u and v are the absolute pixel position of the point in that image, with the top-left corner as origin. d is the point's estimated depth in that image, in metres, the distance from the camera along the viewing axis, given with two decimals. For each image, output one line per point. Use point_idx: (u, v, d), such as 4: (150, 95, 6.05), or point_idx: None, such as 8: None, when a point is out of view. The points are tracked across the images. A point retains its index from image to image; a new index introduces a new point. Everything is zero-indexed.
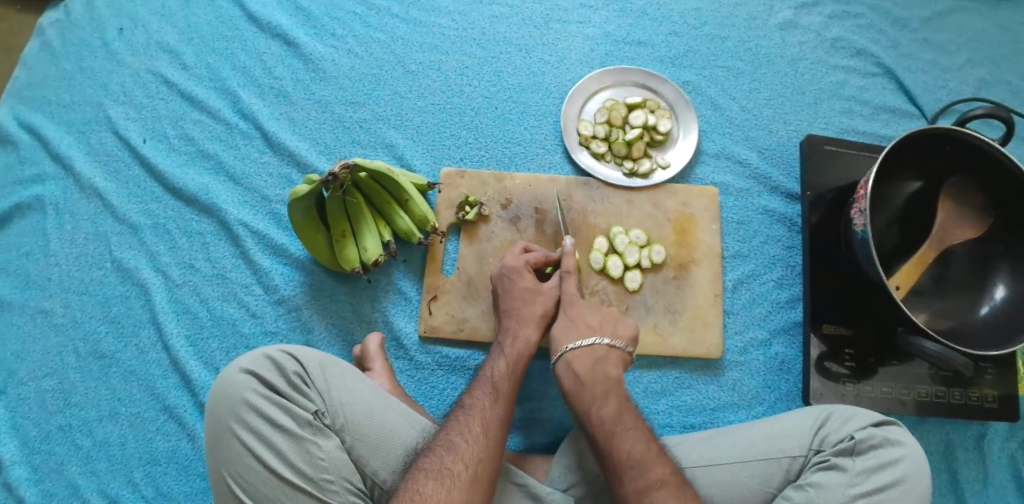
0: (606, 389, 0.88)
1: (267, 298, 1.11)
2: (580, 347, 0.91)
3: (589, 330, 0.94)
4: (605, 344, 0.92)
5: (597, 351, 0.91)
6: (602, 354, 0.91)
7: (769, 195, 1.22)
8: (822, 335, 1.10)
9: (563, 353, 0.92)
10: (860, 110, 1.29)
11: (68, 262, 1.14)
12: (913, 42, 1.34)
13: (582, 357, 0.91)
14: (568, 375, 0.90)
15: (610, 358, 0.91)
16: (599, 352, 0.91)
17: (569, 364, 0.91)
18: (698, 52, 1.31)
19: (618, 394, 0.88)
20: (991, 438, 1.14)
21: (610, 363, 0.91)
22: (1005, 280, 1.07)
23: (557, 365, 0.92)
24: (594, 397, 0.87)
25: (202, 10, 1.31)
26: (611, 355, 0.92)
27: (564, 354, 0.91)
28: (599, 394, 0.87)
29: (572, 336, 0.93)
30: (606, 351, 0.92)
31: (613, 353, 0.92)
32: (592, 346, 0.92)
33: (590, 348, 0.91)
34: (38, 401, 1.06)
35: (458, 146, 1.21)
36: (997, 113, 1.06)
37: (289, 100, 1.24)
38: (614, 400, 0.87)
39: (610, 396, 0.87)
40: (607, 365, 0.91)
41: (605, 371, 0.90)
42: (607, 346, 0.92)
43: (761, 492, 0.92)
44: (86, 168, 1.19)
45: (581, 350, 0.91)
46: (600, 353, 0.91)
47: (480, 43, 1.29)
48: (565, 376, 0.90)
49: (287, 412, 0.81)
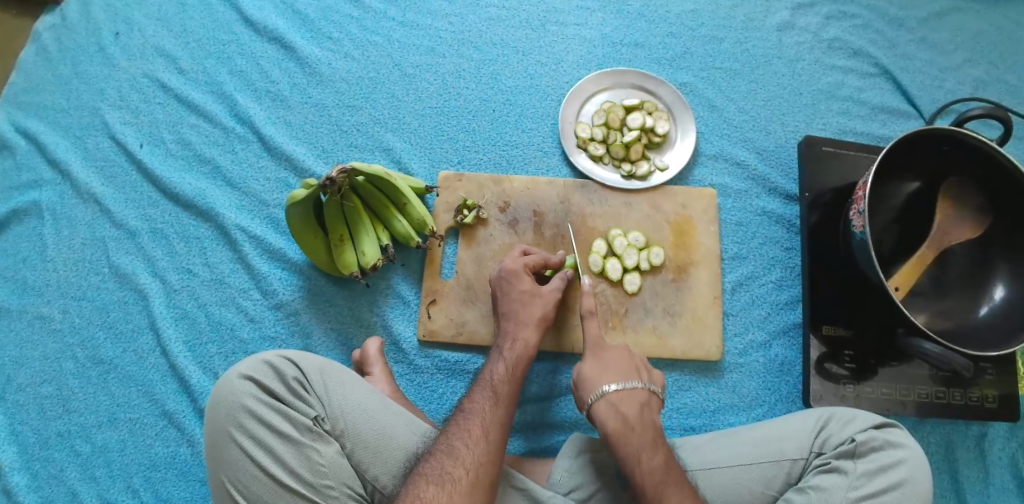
0: (654, 437, 0.86)
1: (266, 303, 1.11)
2: (625, 391, 0.89)
3: (629, 374, 0.92)
4: (647, 388, 0.91)
5: (639, 397, 0.89)
6: (644, 399, 0.90)
7: (768, 196, 1.22)
8: (822, 336, 1.09)
9: (606, 394, 0.89)
10: (858, 110, 1.29)
11: (65, 267, 1.14)
12: (911, 42, 1.34)
13: (626, 401, 0.89)
14: (612, 419, 0.88)
15: (652, 405, 0.90)
16: (642, 397, 0.90)
17: (614, 405, 0.88)
18: (695, 54, 1.31)
19: (663, 444, 0.86)
20: (992, 438, 1.14)
21: (652, 410, 0.90)
22: (1004, 281, 1.07)
23: (599, 405, 0.89)
24: (643, 445, 0.85)
25: (199, 13, 1.30)
26: (653, 399, 0.91)
27: (606, 395, 0.89)
28: (647, 443, 0.85)
29: (612, 379, 0.91)
30: (647, 396, 0.91)
31: (653, 398, 0.91)
32: (635, 390, 0.90)
33: (632, 392, 0.90)
34: (36, 408, 1.06)
35: (456, 149, 1.21)
36: (996, 112, 1.06)
37: (286, 104, 1.24)
38: (662, 452, 0.85)
39: (658, 446, 0.85)
40: (650, 412, 0.89)
41: (650, 417, 0.89)
42: (649, 392, 0.91)
43: (762, 495, 0.92)
44: (83, 173, 1.19)
45: (626, 394, 0.89)
46: (642, 399, 0.90)
47: (477, 45, 1.28)
48: (608, 417, 0.88)
49: (287, 418, 0.80)
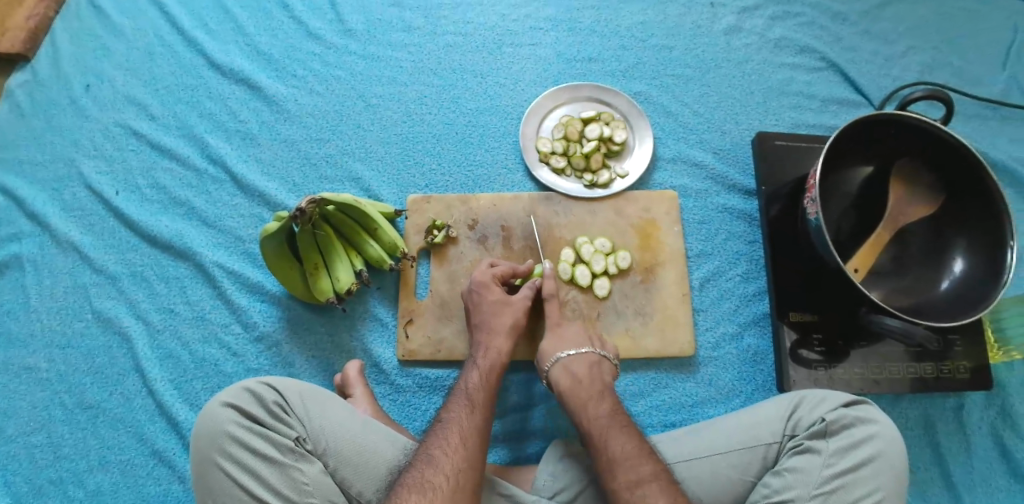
0: (601, 391, 0.95)
1: (247, 335, 1.14)
2: (576, 355, 0.99)
3: (582, 342, 1.02)
4: (598, 353, 1.01)
5: (590, 358, 0.99)
6: (594, 361, 0.99)
7: (727, 194, 1.26)
8: (790, 323, 1.13)
9: (559, 359, 0.99)
10: (809, 104, 1.34)
11: (49, 317, 1.16)
12: (855, 34, 1.40)
13: (577, 362, 0.98)
14: (564, 377, 0.97)
15: (603, 367, 0.99)
16: (593, 359, 0.99)
17: (566, 368, 0.98)
18: (648, 63, 1.36)
19: (611, 396, 0.94)
20: (969, 408, 1.16)
21: (603, 371, 0.99)
22: (962, 254, 1.10)
23: (553, 369, 0.99)
24: (589, 394, 0.94)
25: (166, 61, 1.35)
26: (604, 362, 1.00)
27: (559, 360, 0.99)
28: (594, 395, 0.94)
29: (566, 346, 1.01)
30: (599, 359, 1.00)
31: (605, 361, 1.00)
32: (585, 353, 1.00)
33: (583, 356, 0.99)
34: (27, 458, 1.08)
35: (423, 173, 1.25)
36: (936, 94, 1.11)
37: (256, 142, 1.28)
38: (609, 400, 0.93)
39: (605, 396, 0.94)
40: (600, 372, 0.98)
41: (600, 375, 0.97)
42: (601, 356, 1.01)
43: (741, 482, 0.94)
44: (62, 224, 1.22)
45: (577, 357, 0.99)
46: (594, 359, 0.99)
47: (437, 72, 1.33)
48: (561, 377, 0.97)
49: (269, 441, 0.82)
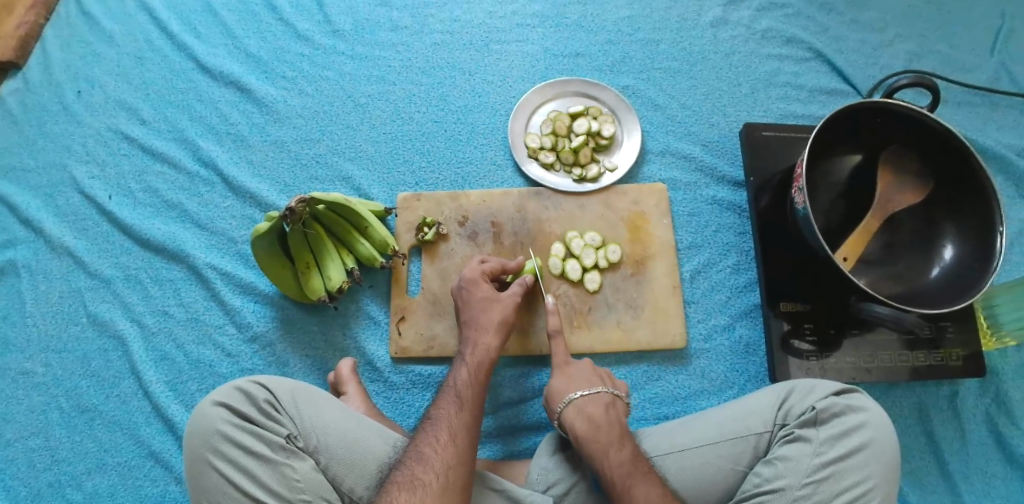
0: (620, 434, 0.91)
1: (241, 336, 1.14)
2: (589, 396, 0.95)
3: (594, 381, 0.98)
4: (611, 392, 0.97)
5: (604, 398, 0.95)
6: (609, 401, 0.95)
7: (717, 185, 1.27)
8: (781, 314, 1.13)
9: (573, 400, 0.95)
10: (797, 94, 1.34)
11: (44, 321, 1.17)
12: (842, 24, 1.40)
13: (592, 403, 0.94)
14: (579, 420, 0.93)
15: (617, 407, 0.96)
16: (607, 400, 0.96)
17: (580, 409, 0.94)
18: (635, 57, 1.36)
19: (630, 440, 0.91)
20: (963, 395, 1.16)
21: (618, 412, 0.95)
22: (953, 241, 1.10)
23: (567, 410, 0.95)
24: (610, 440, 0.89)
25: (156, 65, 1.36)
26: (618, 402, 0.97)
27: (573, 401, 0.95)
28: (615, 439, 0.90)
29: (580, 387, 0.97)
30: (612, 400, 0.96)
31: (618, 401, 0.97)
32: (600, 394, 0.96)
33: (597, 396, 0.96)
34: (25, 461, 1.09)
35: (412, 172, 1.26)
36: (921, 81, 1.11)
37: (246, 144, 1.29)
38: (629, 446, 0.90)
39: (625, 441, 0.90)
40: (615, 412, 0.95)
41: (616, 417, 0.94)
42: (614, 396, 0.97)
43: (732, 471, 0.94)
44: (56, 229, 1.23)
45: (591, 398, 0.95)
46: (608, 400, 0.96)
47: (425, 71, 1.34)
48: (577, 420, 0.93)
49: (259, 438, 0.83)
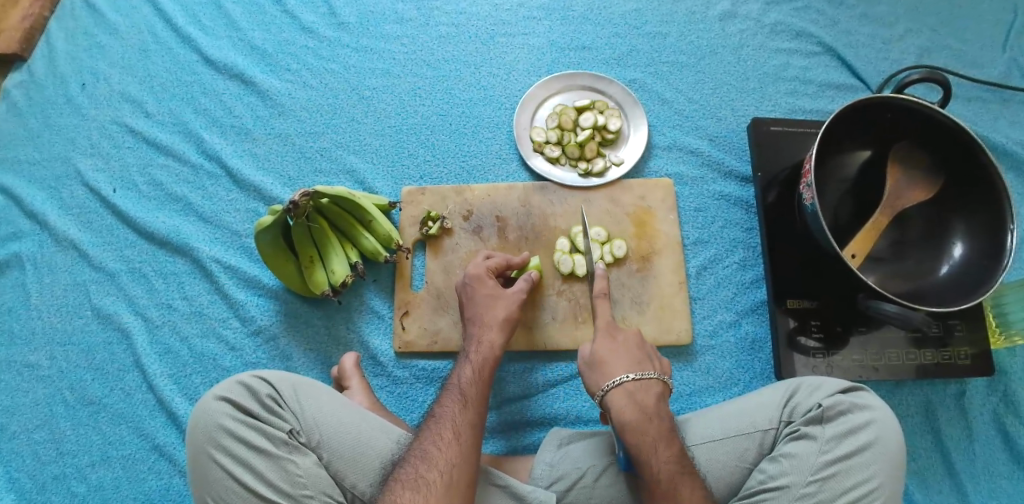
0: (668, 429, 0.88)
1: (245, 330, 1.14)
2: (641, 382, 0.90)
3: (644, 364, 0.93)
4: (661, 379, 0.92)
5: (655, 387, 0.91)
6: (659, 390, 0.91)
7: (724, 181, 1.25)
8: (787, 310, 1.12)
9: (624, 384, 0.90)
10: (805, 89, 1.33)
11: (49, 314, 1.17)
12: (852, 18, 1.39)
13: (643, 391, 0.90)
14: (629, 409, 0.88)
15: (665, 395, 0.92)
16: (658, 388, 0.91)
17: (631, 396, 0.89)
18: (642, 51, 1.35)
19: (675, 436, 0.88)
20: (971, 394, 1.15)
21: (665, 401, 0.91)
22: (962, 238, 1.09)
23: (616, 393, 0.89)
24: (659, 436, 0.86)
25: (161, 57, 1.35)
26: (666, 389, 0.92)
27: (624, 385, 0.90)
28: (665, 436, 0.86)
29: (628, 369, 0.92)
30: (662, 387, 0.92)
31: (666, 388, 0.93)
32: (651, 381, 0.91)
33: (649, 383, 0.91)
34: (31, 453, 1.09)
35: (417, 165, 1.25)
36: (933, 76, 1.10)
37: (250, 136, 1.28)
38: (674, 444, 0.87)
39: (672, 439, 0.87)
40: (664, 402, 0.91)
41: (664, 408, 0.90)
42: (663, 381, 0.92)
43: (736, 469, 0.94)
44: (61, 221, 1.23)
45: (643, 385, 0.90)
46: (658, 389, 0.91)
47: (430, 64, 1.33)
48: (625, 407, 0.88)
49: (262, 433, 0.83)
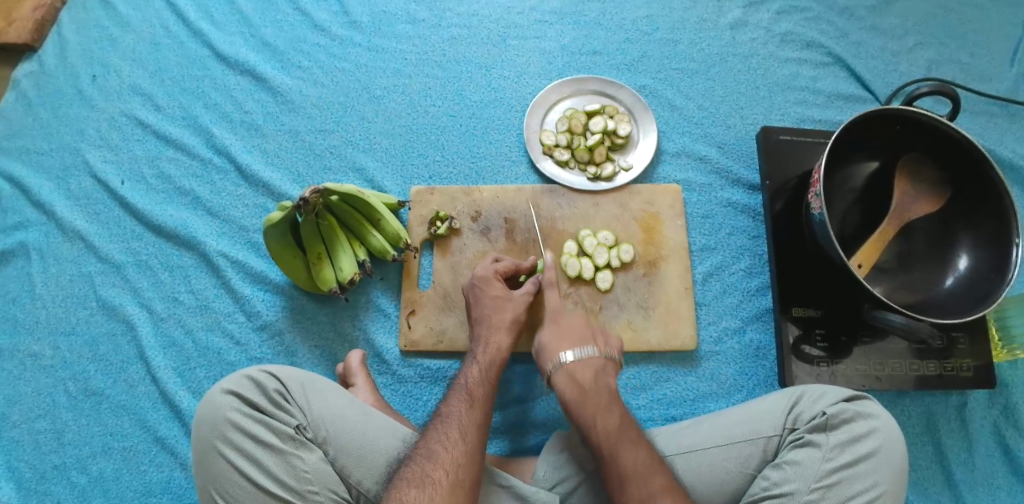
0: (609, 401, 0.90)
1: (251, 324, 1.14)
2: (580, 359, 0.94)
3: (586, 341, 0.96)
4: (604, 355, 0.95)
5: (595, 362, 0.94)
6: (600, 365, 0.94)
7: (732, 188, 1.26)
8: (793, 318, 1.12)
9: (563, 363, 0.94)
10: (814, 99, 1.33)
11: (54, 304, 1.17)
12: (861, 30, 1.39)
13: (582, 368, 0.93)
14: (567, 385, 0.92)
15: (608, 370, 0.94)
16: (598, 363, 0.94)
17: (570, 374, 0.93)
18: (652, 57, 1.36)
19: (619, 405, 0.90)
20: (972, 407, 1.16)
21: (608, 375, 0.94)
22: (966, 251, 1.09)
23: (558, 373, 0.93)
24: (598, 407, 0.89)
25: (172, 52, 1.35)
26: (609, 365, 0.95)
27: (563, 363, 0.94)
28: (604, 406, 0.89)
29: (569, 347, 0.95)
30: (604, 363, 0.94)
31: (610, 363, 0.95)
32: (592, 357, 0.94)
33: (588, 359, 0.94)
34: (31, 443, 1.09)
35: (426, 165, 1.25)
36: (942, 89, 1.10)
37: (260, 132, 1.28)
38: (616, 413, 0.89)
39: (612, 409, 0.89)
40: (606, 376, 0.94)
41: (606, 382, 0.93)
42: (605, 358, 0.95)
43: (741, 475, 0.93)
44: (68, 212, 1.23)
45: (582, 362, 0.93)
46: (599, 364, 0.94)
47: (442, 64, 1.33)
48: (566, 385, 0.92)
49: (268, 428, 0.83)
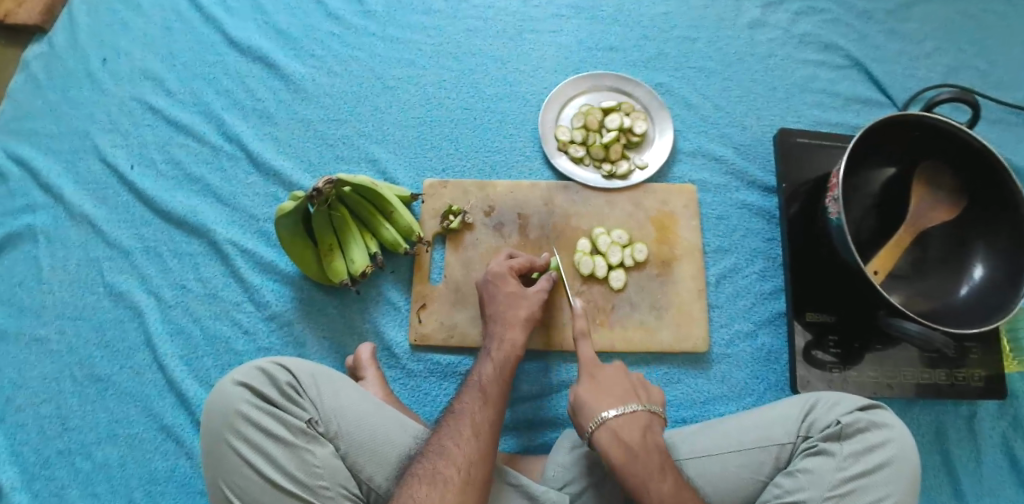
0: (660, 464, 0.84)
1: (259, 314, 1.13)
2: (625, 416, 0.87)
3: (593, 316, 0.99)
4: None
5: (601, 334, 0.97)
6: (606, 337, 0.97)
7: (747, 190, 1.25)
8: (805, 323, 1.11)
9: (606, 421, 0.87)
10: (832, 102, 1.32)
11: (61, 288, 1.16)
12: (880, 33, 1.38)
13: (627, 426, 0.87)
14: (615, 447, 0.85)
15: (654, 427, 0.88)
16: (643, 421, 0.88)
17: (615, 433, 0.86)
18: (669, 55, 1.34)
19: (670, 469, 0.84)
20: (981, 416, 1.15)
21: (654, 432, 0.88)
22: (982, 260, 1.07)
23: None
24: (649, 472, 0.83)
25: (185, 36, 1.34)
26: (653, 419, 0.89)
27: (606, 422, 0.87)
28: (655, 471, 0.83)
29: (611, 404, 0.89)
30: (649, 418, 0.89)
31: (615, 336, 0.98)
32: (637, 413, 0.88)
33: (633, 416, 0.88)
34: (36, 428, 1.08)
35: (440, 158, 1.24)
36: (963, 96, 1.09)
37: (272, 120, 1.27)
38: (669, 477, 0.83)
39: (666, 473, 0.83)
40: (652, 435, 0.88)
41: (653, 440, 0.87)
42: (649, 414, 0.89)
43: (752, 481, 0.93)
44: (77, 196, 1.21)
45: (626, 419, 0.87)
46: (644, 421, 0.88)
47: (457, 56, 1.32)
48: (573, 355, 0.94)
49: (279, 421, 0.82)
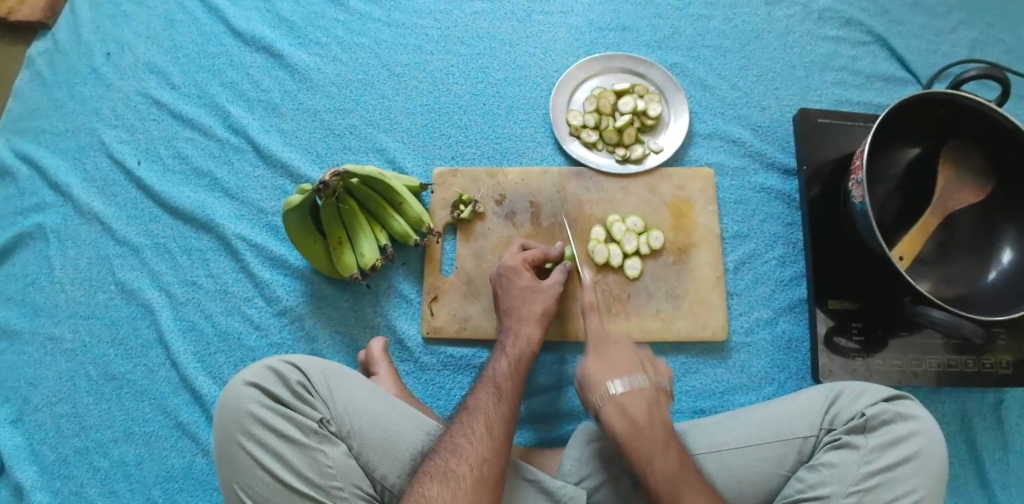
0: (634, 372, 0.88)
1: (270, 310, 1.12)
2: (607, 330, 0.93)
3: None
4: (630, 325, 0.94)
5: (625, 336, 0.92)
6: (630, 339, 0.92)
7: (766, 173, 1.21)
8: (828, 310, 1.08)
9: (589, 335, 0.93)
10: (853, 80, 1.27)
11: (73, 287, 1.15)
12: (904, 6, 1.32)
13: (608, 340, 0.92)
14: (594, 356, 0.91)
15: (636, 342, 0.93)
16: (626, 335, 0.93)
17: (596, 346, 0.92)
18: (684, 34, 1.30)
19: (645, 377, 0.88)
20: (1008, 403, 1.12)
21: (635, 347, 0.92)
22: (1011, 244, 1.03)
23: (585, 348, 0.92)
24: (622, 377, 0.88)
25: (187, 28, 1.31)
26: (636, 335, 0.94)
27: (591, 336, 0.93)
28: (628, 376, 0.88)
29: (596, 319, 0.94)
30: (631, 333, 0.93)
31: (638, 336, 0.94)
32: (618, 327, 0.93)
33: (616, 330, 0.93)
34: (53, 426, 1.08)
35: (449, 146, 1.21)
36: (991, 72, 1.04)
37: (278, 112, 1.24)
38: (642, 382, 0.87)
39: (639, 378, 0.88)
40: (632, 349, 0.92)
41: (633, 352, 0.91)
42: (632, 329, 0.94)
43: (775, 475, 0.90)
44: (85, 194, 1.20)
45: (608, 334, 0.92)
46: (627, 335, 0.93)
47: (464, 40, 1.28)
48: (596, 363, 0.90)
49: (292, 421, 0.81)
